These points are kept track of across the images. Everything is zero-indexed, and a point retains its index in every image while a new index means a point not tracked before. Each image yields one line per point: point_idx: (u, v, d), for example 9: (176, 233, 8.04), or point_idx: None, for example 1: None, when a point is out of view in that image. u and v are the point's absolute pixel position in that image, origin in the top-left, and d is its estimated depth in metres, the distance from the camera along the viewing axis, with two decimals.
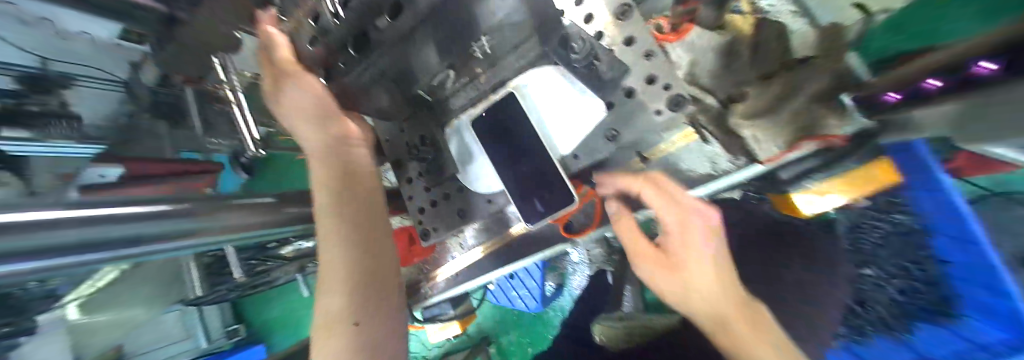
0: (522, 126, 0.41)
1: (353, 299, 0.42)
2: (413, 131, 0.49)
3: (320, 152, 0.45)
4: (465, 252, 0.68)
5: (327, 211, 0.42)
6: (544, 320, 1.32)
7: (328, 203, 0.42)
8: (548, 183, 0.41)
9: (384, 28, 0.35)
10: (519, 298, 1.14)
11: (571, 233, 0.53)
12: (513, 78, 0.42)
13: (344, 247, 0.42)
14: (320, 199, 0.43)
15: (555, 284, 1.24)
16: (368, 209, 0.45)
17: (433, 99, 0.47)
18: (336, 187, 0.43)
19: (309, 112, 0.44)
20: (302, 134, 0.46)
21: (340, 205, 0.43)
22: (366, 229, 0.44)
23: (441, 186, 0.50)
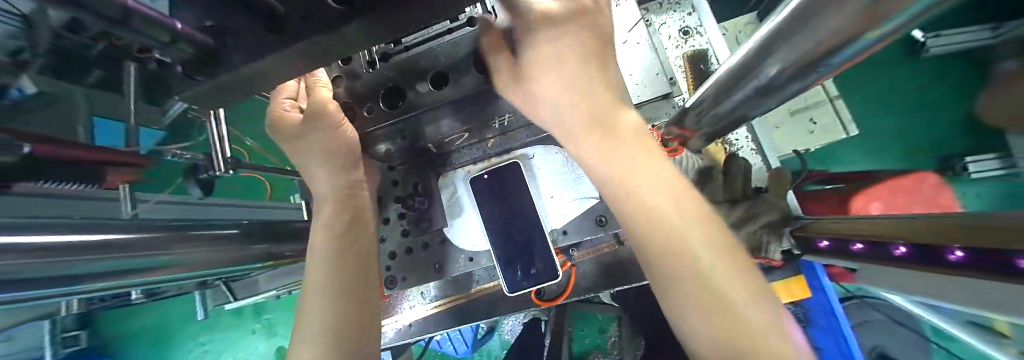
0: (522, 194, 0.44)
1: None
2: (409, 176, 0.49)
3: (329, 199, 0.38)
4: (418, 307, 0.58)
5: (327, 251, 0.35)
6: None
7: (325, 244, 0.36)
8: (534, 257, 0.42)
9: (423, 93, 0.35)
10: (448, 342, 0.99)
11: (543, 301, 0.50)
12: (517, 149, 0.47)
13: (338, 294, 0.34)
14: (320, 237, 0.37)
15: (488, 327, 1.02)
16: (368, 251, 0.38)
17: (438, 151, 0.48)
18: (339, 227, 0.37)
19: (318, 155, 0.36)
20: (308, 176, 0.39)
21: (339, 250, 0.36)
22: (363, 266, 0.37)
23: (423, 234, 0.48)
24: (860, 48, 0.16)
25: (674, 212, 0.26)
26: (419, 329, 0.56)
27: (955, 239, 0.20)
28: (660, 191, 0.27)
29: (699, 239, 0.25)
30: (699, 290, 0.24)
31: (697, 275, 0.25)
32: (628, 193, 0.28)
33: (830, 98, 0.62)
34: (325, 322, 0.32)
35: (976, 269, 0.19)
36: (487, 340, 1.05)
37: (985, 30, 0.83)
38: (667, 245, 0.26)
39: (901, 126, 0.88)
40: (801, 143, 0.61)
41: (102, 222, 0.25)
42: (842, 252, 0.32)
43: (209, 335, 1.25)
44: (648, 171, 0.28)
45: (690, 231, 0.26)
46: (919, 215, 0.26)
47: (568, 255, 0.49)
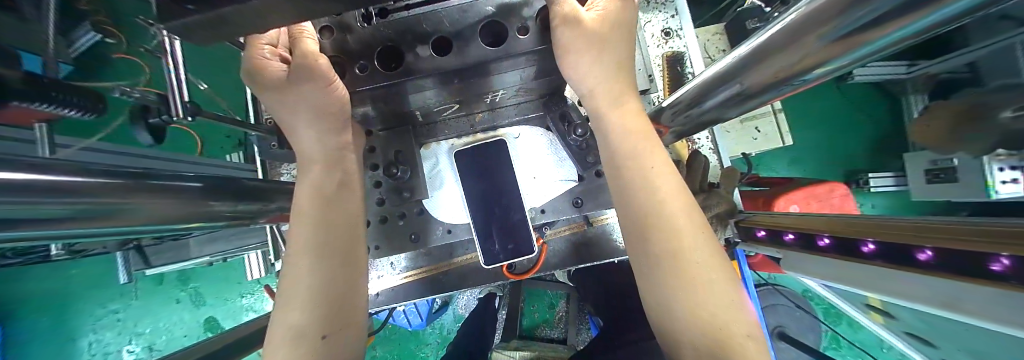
0: (508, 171, 0.45)
1: (325, 317, 0.31)
2: (388, 142, 0.46)
3: (310, 157, 0.36)
4: (382, 278, 0.55)
5: (315, 214, 0.34)
6: (420, 337, 1.10)
7: (314, 211, 0.34)
8: (514, 233, 0.45)
9: (423, 58, 0.32)
10: (402, 314, 1.00)
11: (515, 275, 0.51)
12: (503, 127, 0.48)
13: (326, 257, 0.33)
14: (303, 200, 0.35)
15: (442, 301, 1.06)
16: (355, 219, 0.37)
17: (423, 121, 0.46)
18: (326, 193, 0.35)
19: (306, 110, 0.34)
20: (288, 132, 0.36)
21: (326, 217, 0.35)
22: (352, 232, 0.36)
23: (400, 205, 0.47)
24: (827, 66, 0.19)
25: (676, 225, 0.32)
26: (387, 298, 0.54)
27: (878, 238, 0.27)
28: (667, 204, 0.32)
29: (696, 249, 0.31)
30: (687, 288, 0.30)
31: (658, 224, 0.32)
32: (640, 193, 0.33)
33: (774, 111, 0.71)
34: (311, 293, 0.32)
35: (894, 260, 0.25)
36: (440, 314, 1.08)
37: (901, 66, 0.96)
38: (667, 248, 0.31)
39: (819, 144, 1.04)
40: (746, 147, 0.70)
41: (85, 166, 0.22)
42: (775, 241, 0.39)
43: (121, 303, 1.11)
44: (663, 188, 0.33)
45: (688, 241, 0.31)
46: (850, 219, 0.33)
47: (541, 233, 0.52)
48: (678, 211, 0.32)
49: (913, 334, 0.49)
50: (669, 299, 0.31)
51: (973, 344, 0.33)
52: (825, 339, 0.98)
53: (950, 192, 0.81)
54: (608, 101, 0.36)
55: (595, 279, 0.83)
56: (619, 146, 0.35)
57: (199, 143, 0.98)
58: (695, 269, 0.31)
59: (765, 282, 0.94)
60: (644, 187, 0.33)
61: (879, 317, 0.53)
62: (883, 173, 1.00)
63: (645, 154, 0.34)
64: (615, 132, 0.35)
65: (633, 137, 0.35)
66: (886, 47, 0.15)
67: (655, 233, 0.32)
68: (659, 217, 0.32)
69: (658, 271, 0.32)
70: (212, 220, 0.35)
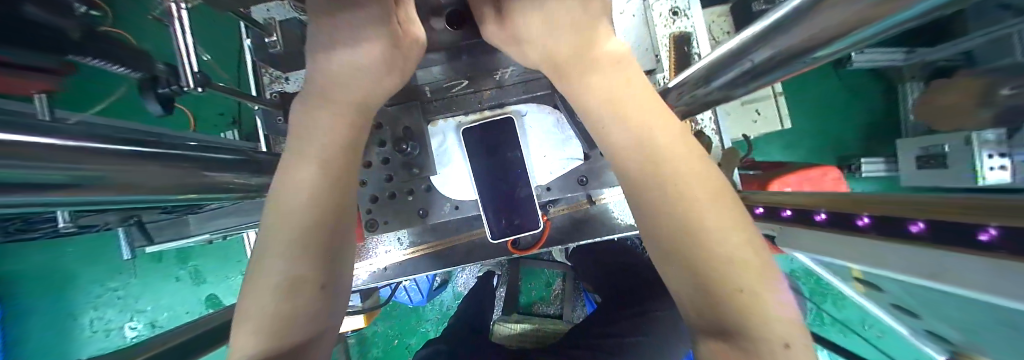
0: (514, 149, 0.46)
1: (319, 267, 0.29)
2: (395, 117, 0.46)
3: None
4: (391, 252, 0.56)
5: (314, 155, 0.30)
6: (420, 314, 1.15)
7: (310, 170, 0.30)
8: (517, 208, 0.47)
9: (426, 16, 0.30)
10: (403, 291, 1.05)
11: (519, 251, 0.53)
12: (510, 104, 0.48)
13: (320, 201, 0.30)
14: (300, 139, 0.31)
15: (441, 280, 1.11)
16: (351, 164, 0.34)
17: (431, 96, 0.47)
18: (327, 135, 0.32)
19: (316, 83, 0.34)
20: None
21: (322, 160, 0.31)
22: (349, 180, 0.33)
23: (407, 181, 0.47)
24: (840, 45, 0.20)
25: (705, 202, 0.27)
26: (394, 272, 0.56)
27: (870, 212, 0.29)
28: (688, 177, 0.28)
29: (716, 217, 0.27)
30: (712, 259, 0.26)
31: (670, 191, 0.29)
32: (647, 160, 0.30)
33: (775, 94, 0.71)
34: (294, 258, 0.28)
35: (883, 229, 0.27)
36: (439, 292, 1.12)
37: (899, 52, 0.94)
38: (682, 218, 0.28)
39: (815, 129, 1.06)
40: (744, 130, 0.71)
41: (100, 134, 0.22)
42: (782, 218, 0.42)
43: (120, 281, 1.12)
44: (675, 153, 0.29)
45: (707, 209, 0.27)
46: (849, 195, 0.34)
47: (546, 211, 0.53)
48: (698, 191, 0.28)
49: (897, 305, 0.52)
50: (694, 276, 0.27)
51: (954, 312, 0.35)
52: (811, 316, 1.06)
53: (938, 177, 0.84)
54: (614, 71, 0.32)
55: (594, 257, 0.86)
56: (627, 115, 0.31)
57: (193, 119, 0.96)
58: (717, 239, 0.27)
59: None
60: (655, 153, 0.30)
61: (864, 291, 0.56)
62: (877, 158, 1.01)
63: (654, 124, 0.30)
64: (622, 99, 0.31)
65: (638, 104, 0.31)
66: (900, 27, 0.16)
67: (668, 205, 0.28)
68: (671, 186, 0.29)
69: (679, 246, 0.28)
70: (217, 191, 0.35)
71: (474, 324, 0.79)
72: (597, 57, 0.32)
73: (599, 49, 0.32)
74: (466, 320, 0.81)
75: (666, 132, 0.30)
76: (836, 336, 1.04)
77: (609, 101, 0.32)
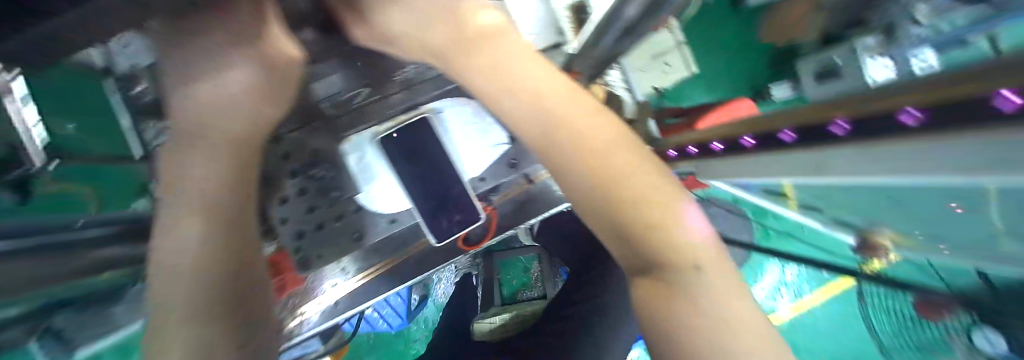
0: (437, 148, 0.46)
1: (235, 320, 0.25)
2: (302, 142, 0.43)
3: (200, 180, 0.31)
4: (343, 284, 0.52)
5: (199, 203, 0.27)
6: (405, 336, 1.10)
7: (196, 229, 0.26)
8: (454, 206, 0.47)
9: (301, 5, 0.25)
10: (380, 320, 0.99)
11: (470, 245, 0.53)
12: (425, 103, 0.46)
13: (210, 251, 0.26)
14: (178, 198, 0.27)
15: (419, 296, 1.07)
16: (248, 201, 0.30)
17: (337, 112, 0.43)
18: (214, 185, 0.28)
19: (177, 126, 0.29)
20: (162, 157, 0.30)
21: (203, 209, 0.27)
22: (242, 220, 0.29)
23: (332, 207, 0.45)
24: None
25: (615, 160, 0.28)
26: (346, 305, 0.52)
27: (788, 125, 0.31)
28: (595, 139, 0.28)
29: (630, 172, 0.28)
30: (636, 215, 0.27)
31: (588, 160, 0.28)
32: (558, 135, 0.29)
33: (679, 44, 0.74)
34: (188, 332, 0.22)
35: (805, 138, 0.28)
36: (421, 309, 1.08)
37: None
38: (605, 182, 0.28)
39: None
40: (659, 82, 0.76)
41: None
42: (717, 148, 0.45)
43: None
44: (581, 118, 0.29)
45: (621, 166, 0.28)
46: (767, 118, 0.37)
47: (489, 201, 0.53)
48: (610, 152, 0.28)
49: (801, 205, 0.60)
50: (631, 236, 0.27)
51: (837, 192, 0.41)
52: (760, 233, 1.14)
53: None
54: (504, 51, 0.31)
55: (560, 232, 0.86)
56: (529, 94, 0.29)
57: None
58: (638, 192, 0.27)
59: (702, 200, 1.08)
60: (565, 125, 0.29)
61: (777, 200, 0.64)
62: None
63: (555, 94, 0.30)
64: (518, 78, 0.30)
65: (538, 78, 0.30)
66: None
67: (591, 174, 0.28)
68: (586, 154, 0.28)
69: (608, 212, 0.28)
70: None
71: None
72: (483, 40, 0.31)
73: (488, 34, 0.32)
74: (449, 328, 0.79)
75: (566, 99, 0.30)
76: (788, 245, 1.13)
77: (509, 83, 0.30)
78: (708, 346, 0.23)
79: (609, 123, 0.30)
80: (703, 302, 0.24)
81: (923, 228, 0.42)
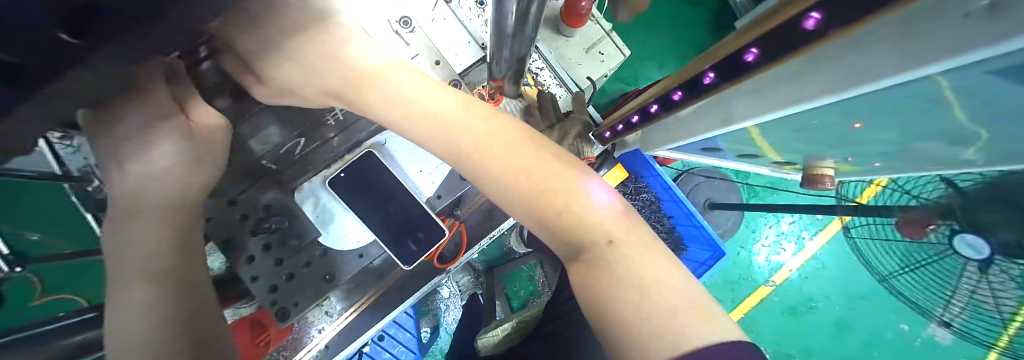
0: (386, 178, 0.48)
1: None
2: (255, 200, 0.45)
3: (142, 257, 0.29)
4: (331, 327, 0.53)
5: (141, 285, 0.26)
6: None
7: (136, 314, 0.25)
8: (415, 227, 0.49)
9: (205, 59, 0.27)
10: None
11: (444, 263, 0.55)
12: (367, 140, 0.49)
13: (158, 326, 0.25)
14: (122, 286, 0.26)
15: (431, 327, 1.04)
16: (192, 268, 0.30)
17: (279, 166, 0.46)
18: (155, 261, 0.28)
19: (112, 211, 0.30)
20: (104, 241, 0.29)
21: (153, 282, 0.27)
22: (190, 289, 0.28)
23: (299, 254, 0.47)
24: None
25: (520, 161, 0.30)
26: (337, 346, 0.53)
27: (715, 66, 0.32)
28: (497, 146, 0.30)
29: (535, 168, 0.30)
30: (549, 207, 0.29)
31: (496, 167, 0.30)
32: (464, 151, 0.30)
33: (607, 32, 0.78)
34: None
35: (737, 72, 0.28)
36: (435, 340, 1.07)
37: None
38: (516, 184, 0.30)
39: (673, 43, 1.21)
40: (599, 71, 0.77)
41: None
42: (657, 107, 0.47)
43: None
44: (482, 128, 0.31)
45: (526, 164, 0.30)
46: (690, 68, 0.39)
47: (454, 216, 0.56)
48: (513, 153, 0.30)
49: (748, 155, 0.63)
50: (551, 225, 0.30)
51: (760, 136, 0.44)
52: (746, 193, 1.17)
53: None
54: (401, 79, 0.32)
55: None
56: (431, 116, 0.31)
57: None
58: (547, 185, 0.30)
59: (682, 171, 1.14)
60: (468, 140, 0.30)
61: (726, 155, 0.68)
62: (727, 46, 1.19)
63: (456, 109, 0.32)
64: (418, 104, 0.32)
65: (436, 101, 0.32)
66: None
67: (502, 179, 0.30)
68: (494, 161, 0.30)
69: (526, 209, 0.30)
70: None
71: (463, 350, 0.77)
72: (380, 72, 0.33)
73: (383, 66, 0.33)
74: (457, 350, 0.78)
75: (465, 113, 0.32)
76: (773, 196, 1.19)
77: (412, 112, 0.32)
78: (623, 314, 0.26)
79: (510, 122, 0.33)
80: (622, 274, 0.28)
81: (846, 149, 0.45)
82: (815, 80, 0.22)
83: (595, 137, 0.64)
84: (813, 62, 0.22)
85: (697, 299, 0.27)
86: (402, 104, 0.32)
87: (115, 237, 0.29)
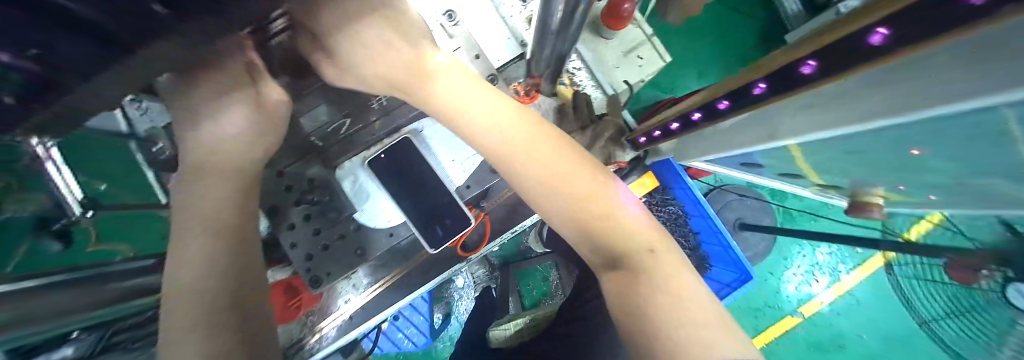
0: (422, 164, 0.50)
1: (221, 342, 0.26)
2: (300, 173, 0.48)
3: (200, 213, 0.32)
4: (358, 297, 0.56)
5: (197, 236, 0.30)
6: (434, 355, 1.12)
7: (200, 272, 0.29)
8: (445, 213, 0.51)
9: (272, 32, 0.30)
10: (405, 339, 0.99)
11: (468, 252, 0.56)
12: (405, 125, 0.51)
13: (207, 277, 0.29)
14: (191, 228, 0.30)
15: (443, 314, 1.08)
16: (239, 225, 0.33)
17: (324, 143, 0.48)
18: (216, 217, 0.31)
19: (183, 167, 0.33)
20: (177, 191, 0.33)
21: (211, 233, 0.31)
22: (239, 246, 0.32)
23: (335, 227, 0.50)
24: None
25: (558, 164, 0.31)
26: (361, 317, 0.56)
27: (767, 76, 0.27)
28: (539, 149, 0.31)
29: (572, 175, 0.31)
30: (585, 215, 0.30)
31: (536, 169, 0.30)
32: (503, 150, 0.31)
33: (647, 36, 0.79)
34: (194, 346, 0.25)
35: (781, 87, 0.25)
36: (445, 327, 1.11)
37: None
38: (552, 189, 0.30)
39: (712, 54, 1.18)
40: (635, 75, 0.78)
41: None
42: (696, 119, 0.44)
43: None
44: (524, 129, 0.32)
45: (565, 172, 0.31)
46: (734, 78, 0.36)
47: (480, 207, 0.57)
48: (554, 158, 0.31)
49: (790, 174, 0.61)
50: (584, 231, 0.30)
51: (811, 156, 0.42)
52: (781, 216, 1.19)
53: None
54: (452, 77, 0.34)
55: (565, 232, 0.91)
56: (476, 115, 0.32)
57: None
58: (582, 192, 0.30)
59: (713, 187, 1.15)
60: (508, 140, 0.31)
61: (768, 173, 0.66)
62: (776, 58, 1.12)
63: (498, 108, 0.33)
64: (464, 104, 0.33)
65: (482, 101, 0.33)
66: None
67: (540, 180, 0.30)
68: (533, 163, 0.31)
69: (560, 215, 0.31)
70: (110, 306, 0.34)
71: (475, 338, 0.79)
72: (432, 70, 0.35)
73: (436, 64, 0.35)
74: (469, 338, 0.81)
75: (508, 113, 0.33)
76: (808, 222, 1.19)
77: (459, 109, 0.33)
78: (655, 328, 0.26)
79: (549, 127, 0.34)
80: (654, 284, 0.28)
81: (898, 179, 0.42)
82: (867, 104, 0.22)
83: (629, 142, 0.63)
84: (864, 86, 0.22)
85: (719, 315, 0.28)
86: (451, 100, 0.33)
87: (183, 191, 0.32)
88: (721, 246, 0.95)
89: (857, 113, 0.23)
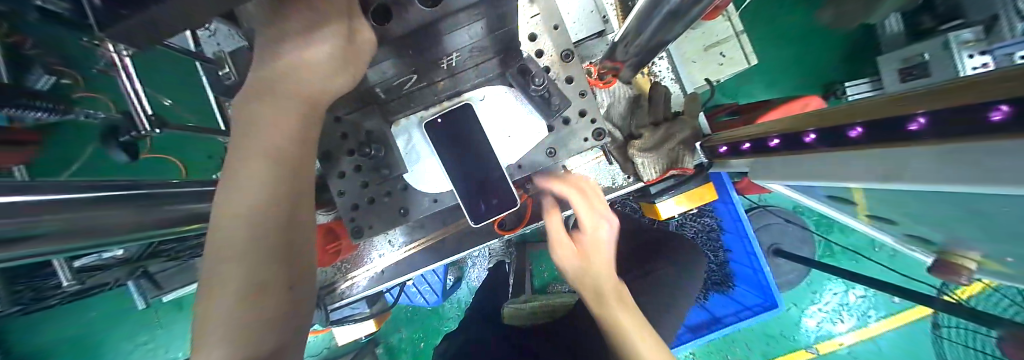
0: (478, 135, 0.47)
1: (270, 267, 0.26)
2: (359, 122, 0.47)
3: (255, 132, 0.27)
4: (391, 253, 0.58)
5: (257, 147, 0.26)
6: (440, 314, 1.19)
7: (246, 205, 0.25)
8: (492, 190, 0.49)
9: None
10: (418, 294, 1.03)
11: (505, 231, 0.56)
12: (466, 92, 0.49)
13: (259, 193, 0.26)
14: (257, 140, 0.26)
15: (454, 278, 1.14)
16: (302, 157, 0.29)
17: (386, 97, 0.45)
18: (280, 149, 0.27)
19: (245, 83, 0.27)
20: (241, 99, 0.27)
21: (271, 153, 0.26)
22: (296, 165, 0.28)
23: (383, 183, 0.49)
24: None
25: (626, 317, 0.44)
26: (392, 272, 0.58)
27: (873, 121, 0.27)
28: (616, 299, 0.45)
29: (637, 328, 0.43)
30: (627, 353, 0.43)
31: (611, 310, 0.45)
32: (594, 289, 0.45)
33: (738, 32, 0.70)
34: (245, 269, 0.25)
35: (893, 134, 0.25)
36: (455, 290, 1.16)
37: None
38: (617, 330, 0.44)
39: (789, 63, 1.07)
40: (713, 74, 0.71)
41: (35, 185, 0.23)
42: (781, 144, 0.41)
43: (148, 334, 1.16)
44: (612, 285, 0.45)
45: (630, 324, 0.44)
46: (848, 112, 0.33)
47: (525, 189, 0.55)
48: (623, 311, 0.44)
49: (867, 214, 0.55)
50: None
51: (924, 207, 0.37)
52: (820, 249, 1.11)
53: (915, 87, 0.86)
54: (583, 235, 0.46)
55: None
56: (585, 265, 0.46)
57: (184, 166, 0.94)
58: (637, 340, 0.43)
59: (756, 205, 1.09)
60: (598, 288, 0.45)
61: (840, 207, 0.60)
62: (861, 80, 1.01)
63: (601, 260, 0.45)
64: (583, 254, 0.46)
65: (593, 258, 0.45)
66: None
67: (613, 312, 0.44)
68: (611, 300, 0.45)
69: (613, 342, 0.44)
70: (178, 223, 0.36)
71: (488, 307, 0.81)
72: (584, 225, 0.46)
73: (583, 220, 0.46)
74: (482, 305, 0.84)
75: (607, 266, 0.45)
76: (848, 261, 1.11)
77: (581, 258, 0.46)
78: None
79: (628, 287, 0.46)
80: None
81: (998, 248, 0.37)
82: (918, 171, 0.23)
83: (704, 148, 0.57)
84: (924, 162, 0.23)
85: None
86: (574, 251, 0.46)
87: (247, 102, 0.27)
88: (752, 269, 0.90)
89: (914, 177, 0.23)
